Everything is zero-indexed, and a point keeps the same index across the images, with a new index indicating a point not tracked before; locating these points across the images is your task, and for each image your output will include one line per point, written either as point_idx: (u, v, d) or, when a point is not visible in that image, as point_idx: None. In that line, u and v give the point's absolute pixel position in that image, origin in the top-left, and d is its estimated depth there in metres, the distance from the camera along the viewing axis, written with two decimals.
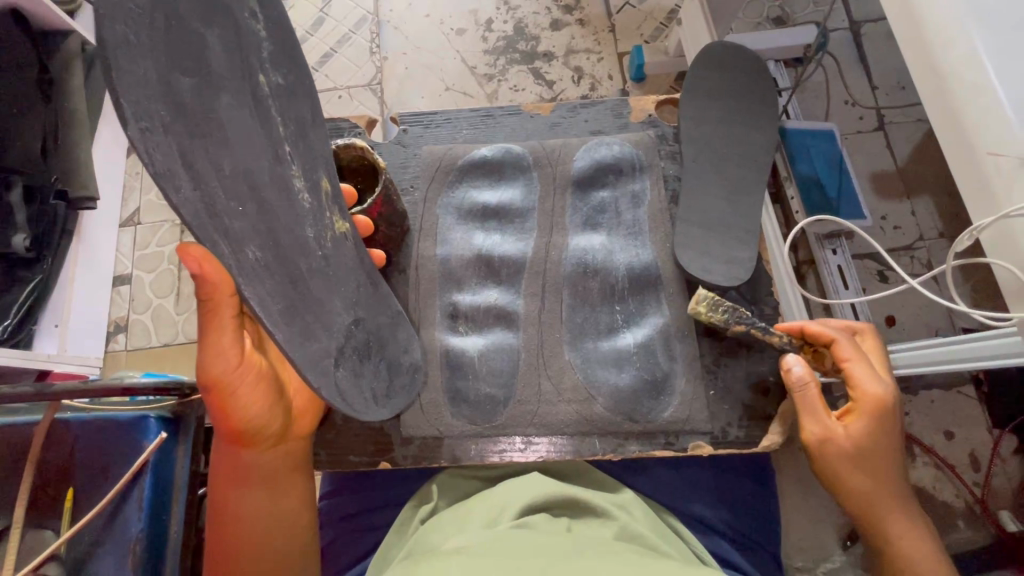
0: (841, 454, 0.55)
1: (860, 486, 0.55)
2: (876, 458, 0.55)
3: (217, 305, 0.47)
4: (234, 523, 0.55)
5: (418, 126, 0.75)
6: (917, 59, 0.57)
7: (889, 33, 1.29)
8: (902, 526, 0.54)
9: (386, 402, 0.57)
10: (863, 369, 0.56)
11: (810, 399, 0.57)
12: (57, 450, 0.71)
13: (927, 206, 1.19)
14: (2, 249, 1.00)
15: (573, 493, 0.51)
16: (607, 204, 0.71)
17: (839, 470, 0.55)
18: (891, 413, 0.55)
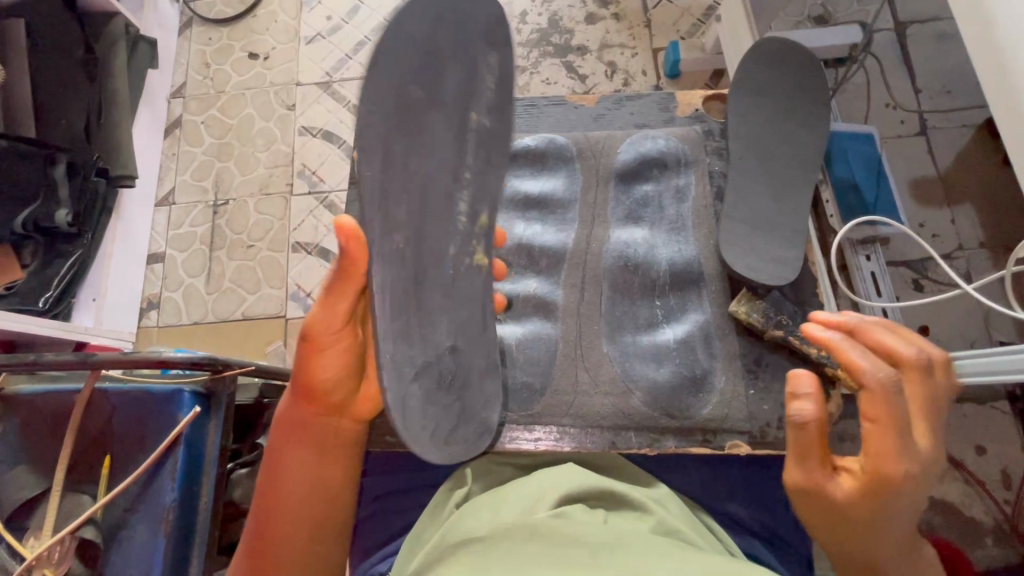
0: (819, 510, 0.50)
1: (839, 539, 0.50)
2: (867, 529, 0.49)
3: (347, 276, 0.49)
4: (277, 478, 0.56)
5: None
6: (984, 55, 0.57)
7: (936, 35, 1.25)
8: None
9: (447, 444, 0.53)
10: (883, 431, 0.48)
11: (806, 444, 0.50)
12: (97, 418, 0.73)
13: (969, 214, 1.16)
14: (46, 223, 1.04)
15: (609, 485, 0.51)
16: (650, 198, 0.70)
17: (817, 523, 0.51)
18: (901, 488, 0.47)
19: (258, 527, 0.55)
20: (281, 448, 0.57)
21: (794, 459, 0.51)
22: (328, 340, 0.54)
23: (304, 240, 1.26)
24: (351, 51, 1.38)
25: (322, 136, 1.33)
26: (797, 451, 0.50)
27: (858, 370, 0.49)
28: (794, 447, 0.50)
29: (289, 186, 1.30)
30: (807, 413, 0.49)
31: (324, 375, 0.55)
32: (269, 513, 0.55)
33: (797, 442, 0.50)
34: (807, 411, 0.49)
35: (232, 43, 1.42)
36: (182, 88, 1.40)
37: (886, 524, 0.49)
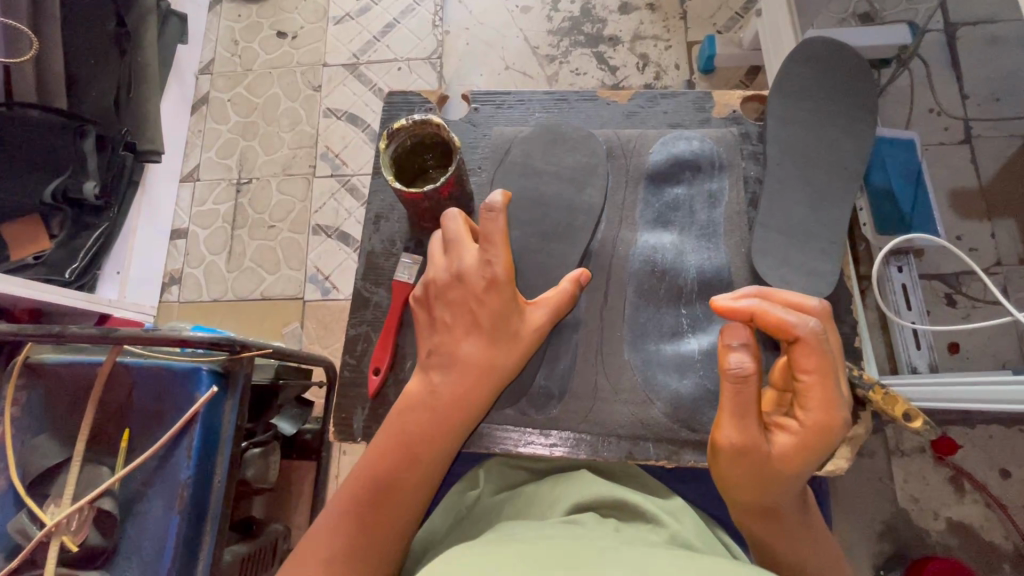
0: (746, 467, 0.47)
1: (759, 500, 0.48)
2: (784, 486, 0.47)
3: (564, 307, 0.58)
4: (416, 461, 0.54)
5: (489, 104, 0.74)
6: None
7: (988, 38, 1.19)
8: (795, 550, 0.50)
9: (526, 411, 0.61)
10: (820, 388, 0.46)
11: (737, 396, 0.46)
12: (118, 391, 0.75)
13: (1010, 229, 1.11)
14: (74, 195, 1.05)
15: (623, 496, 0.51)
16: (681, 201, 0.68)
17: (742, 484, 0.48)
18: (829, 445, 0.46)
19: (379, 499, 0.52)
20: (429, 430, 0.54)
21: (728, 416, 0.47)
22: (521, 348, 0.57)
23: (325, 223, 1.26)
24: (378, 34, 1.36)
25: (347, 119, 1.32)
26: (733, 407, 0.46)
27: (787, 323, 0.47)
28: (729, 401, 0.47)
29: (312, 168, 1.30)
30: (747, 365, 0.46)
31: (504, 382, 0.57)
32: (396, 491, 0.53)
33: (730, 397, 0.46)
34: (740, 363, 0.46)
35: (261, 21, 1.41)
36: (210, 65, 1.40)
37: (801, 480, 0.48)
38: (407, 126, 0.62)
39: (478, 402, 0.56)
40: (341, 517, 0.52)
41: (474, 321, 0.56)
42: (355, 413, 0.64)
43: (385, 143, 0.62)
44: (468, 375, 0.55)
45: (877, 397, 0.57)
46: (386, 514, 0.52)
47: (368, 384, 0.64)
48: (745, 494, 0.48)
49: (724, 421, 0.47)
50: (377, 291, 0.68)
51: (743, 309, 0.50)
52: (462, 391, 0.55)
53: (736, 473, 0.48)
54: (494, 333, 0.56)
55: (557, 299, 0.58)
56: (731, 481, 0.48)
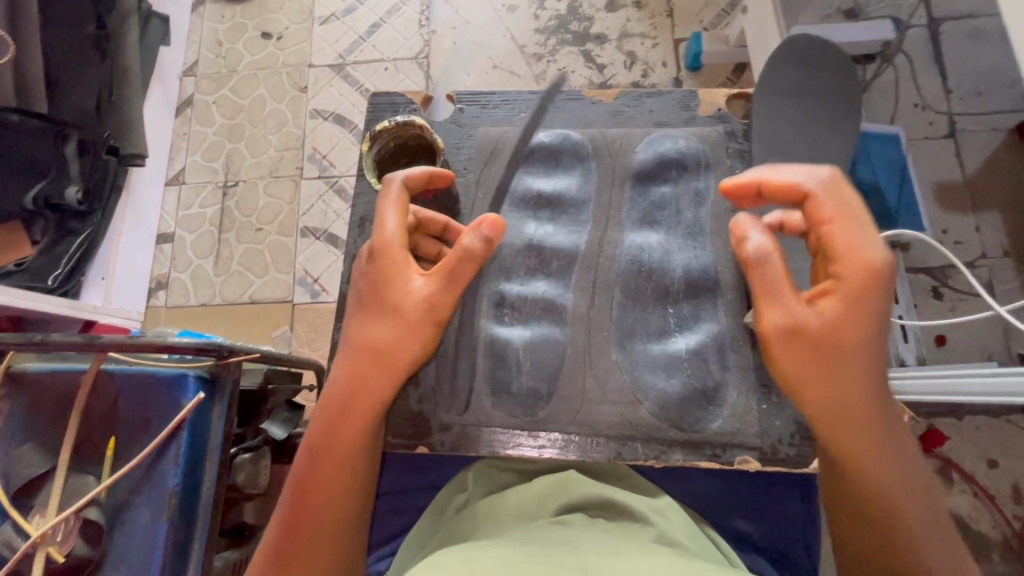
0: (797, 345, 0.46)
1: (821, 390, 0.47)
2: (846, 360, 0.46)
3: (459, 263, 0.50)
4: (319, 450, 0.51)
5: (474, 104, 0.74)
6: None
7: (970, 33, 1.20)
8: (872, 442, 0.47)
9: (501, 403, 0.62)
10: (844, 231, 0.47)
11: (767, 271, 0.47)
12: (103, 399, 0.74)
13: (993, 222, 1.12)
14: (56, 200, 1.04)
15: (611, 497, 0.52)
16: (667, 200, 0.68)
17: (800, 371, 0.47)
18: (871, 302, 0.46)
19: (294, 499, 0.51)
20: (322, 426, 0.52)
21: (764, 300, 0.47)
22: (415, 322, 0.51)
23: (312, 225, 1.25)
24: (364, 34, 1.35)
25: (334, 121, 1.31)
26: (765, 289, 0.47)
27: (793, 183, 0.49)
28: (760, 279, 0.47)
29: (298, 170, 1.28)
30: (766, 245, 0.48)
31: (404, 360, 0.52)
32: (307, 489, 0.51)
33: (759, 271, 0.47)
34: (759, 237, 0.48)
35: (245, 21, 1.40)
36: (194, 66, 1.38)
37: (865, 350, 0.46)
38: (390, 127, 0.63)
39: (371, 381, 0.51)
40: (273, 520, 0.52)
41: (362, 305, 0.53)
42: None
43: (367, 146, 0.63)
44: (354, 363, 0.52)
45: None
46: (301, 514, 0.50)
47: None
48: (802, 385, 0.47)
49: (767, 304, 0.47)
50: None
51: (748, 187, 0.52)
52: (353, 371, 0.52)
53: (792, 356, 0.47)
54: (377, 312, 0.52)
55: (451, 258, 0.50)
56: (786, 374, 0.47)
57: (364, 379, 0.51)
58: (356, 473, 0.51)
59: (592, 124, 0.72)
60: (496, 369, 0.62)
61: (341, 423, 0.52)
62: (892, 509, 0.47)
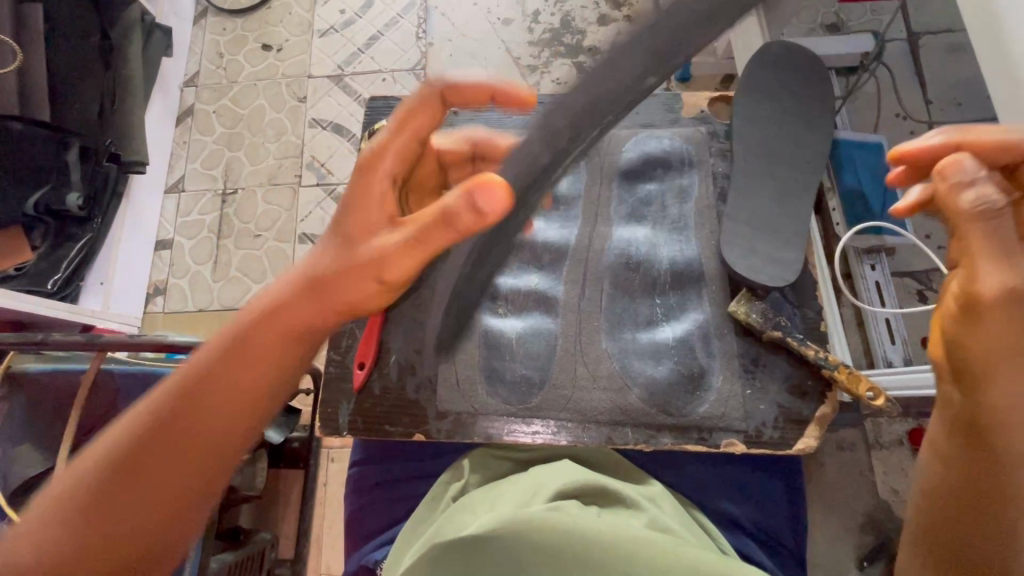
0: (1008, 326, 0.44)
1: (1010, 370, 0.45)
2: None
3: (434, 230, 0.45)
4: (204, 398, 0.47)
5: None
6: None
7: (949, 46, 1.25)
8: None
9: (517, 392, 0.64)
10: None
11: (985, 241, 0.44)
12: (104, 396, 0.75)
13: None
14: (57, 206, 1.05)
15: (602, 482, 0.54)
16: (653, 197, 0.71)
17: (1002, 338, 0.44)
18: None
19: (158, 435, 0.46)
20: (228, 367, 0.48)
21: (986, 256, 0.44)
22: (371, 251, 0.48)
23: (310, 231, 1.26)
24: (363, 45, 1.38)
25: (332, 129, 1.33)
26: (994, 248, 0.44)
27: (1002, 142, 0.47)
28: (978, 252, 0.45)
29: (297, 178, 1.30)
30: (998, 199, 0.44)
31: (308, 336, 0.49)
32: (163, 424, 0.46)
33: (979, 246, 0.45)
34: (973, 208, 0.45)
35: (246, 34, 1.43)
36: (196, 77, 1.41)
37: None
38: None
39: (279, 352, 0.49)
40: (101, 452, 0.47)
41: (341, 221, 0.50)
42: (340, 407, 0.65)
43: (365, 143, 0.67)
44: (291, 317, 0.48)
45: (842, 376, 0.59)
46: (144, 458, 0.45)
47: (353, 378, 0.66)
48: (997, 365, 0.45)
49: (978, 270, 0.44)
50: None
51: (933, 147, 0.50)
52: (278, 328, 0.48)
53: (1000, 325, 0.44)
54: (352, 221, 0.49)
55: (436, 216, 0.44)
56: (972, 350, 0.46)
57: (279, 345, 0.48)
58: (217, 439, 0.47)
59: None
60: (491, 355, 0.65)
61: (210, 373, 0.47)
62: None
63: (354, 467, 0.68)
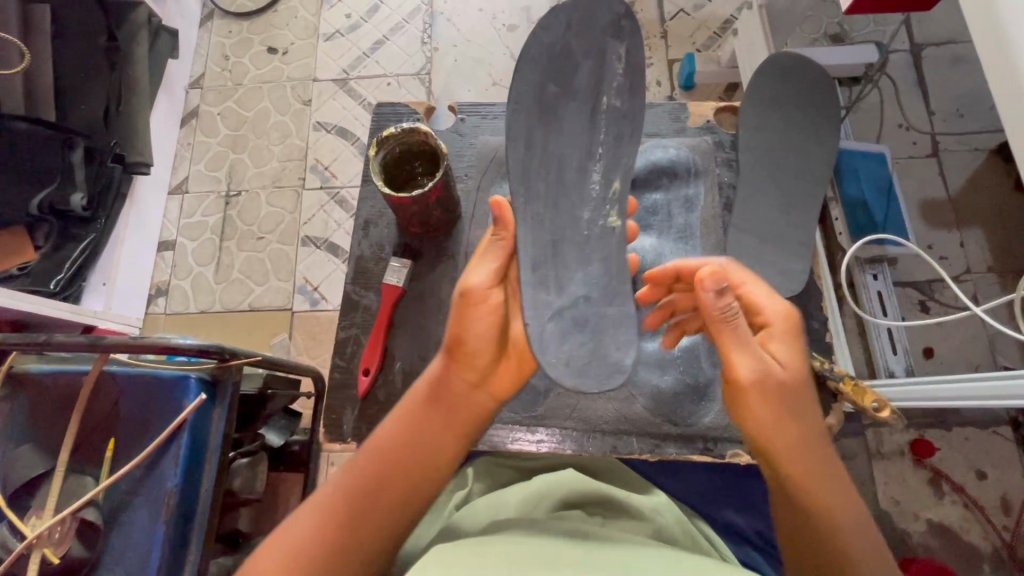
0: (762, 408, 0.50)
1: (789, 437, 0.50)
2: (803, 410, 0.51)
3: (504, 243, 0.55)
4: (401, 456, 0.53)
5: (476, 113, 0.78)
6: (978, 13, 0.56)
7: (951, 58, 1.25)
8: (836, 492, 0.49)
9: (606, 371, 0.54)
10: (756, 285, 0.54)
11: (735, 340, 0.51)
12: (104, 401, 0.74)
13: (977, 238, 1.16)
14: (60, 206, 1.05)
15: (606, 491, 0.55)
16: (659, 205, 0.70)
17: (762, 414, 0.50)
18: (807, 401, 0.51)
19: (356, 499, 0.51)
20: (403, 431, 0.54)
21: (734, 350, 0.50)
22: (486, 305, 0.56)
23: (313, 234, 1.27)
24: (368, 49, 1.39)
25: (336, 133, 1.34)
26: (733, 342, 0.50)
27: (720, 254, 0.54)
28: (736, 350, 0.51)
29: (301, 181, 1.31)
30: (733, 304, 0.49)
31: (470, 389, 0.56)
32: (363, 483, 0.52)
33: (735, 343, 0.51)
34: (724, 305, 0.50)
35: (251, 37, 1.44)
36: (201, 79, 1.42)
37: (807, 397, 0.51)
38: (396, 134, 0.65)
39: (453, 405, 0.56)
40: (303, 526, 0.49)
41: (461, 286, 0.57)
42: (344, 412, 0.66)
43: (374, 150, 0.65)
44: (454, 379, 0.55)
45: (848, 388, 0.59)
46: (355, 514, 0.50)
47: (358, 384, 0.66)
48: (772, 440, 0.50)
49: (733, 364, 0.50)
50: (368, 295, 0.70)
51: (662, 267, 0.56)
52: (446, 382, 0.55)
53: (763, 403, 0.50)
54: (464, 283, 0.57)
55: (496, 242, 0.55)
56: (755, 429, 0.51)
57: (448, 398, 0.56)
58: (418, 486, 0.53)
59: None
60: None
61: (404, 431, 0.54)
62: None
63: None
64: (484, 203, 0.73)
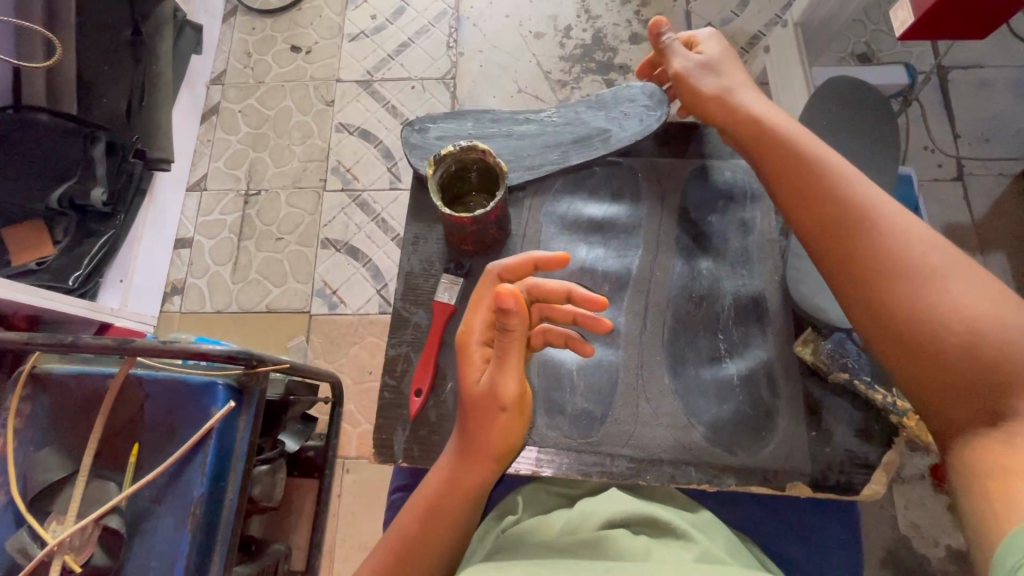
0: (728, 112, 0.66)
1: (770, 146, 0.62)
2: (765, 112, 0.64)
3: (517, 342, 0.54)
4: (440, 514, 0.55)
5: (500, 133, 0.77)
6: None
7: (978, 82, 1.25)
8: (829, 189, 0.57)
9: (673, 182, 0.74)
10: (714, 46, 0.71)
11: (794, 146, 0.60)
12: (128, 405, 0.73)
13: (1002, 264, 1.15)
14: (81, 201, 1.03)
15: (651, 512, 0.54)
16: (714, 228, 0.72)
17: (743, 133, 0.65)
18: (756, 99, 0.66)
19: (406, 548, 0.54)
20: (440, 497, 0.56)
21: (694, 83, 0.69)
22: (502, 379, 0.54)
23: (334, 236, 1.25)
24: (393, 52, 1.38)
25: (359, 135, 1.32)
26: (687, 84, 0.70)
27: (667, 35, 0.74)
28: (780, 149, 0.61)
29: (322, 182, 1.29)
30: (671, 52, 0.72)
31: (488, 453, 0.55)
32: (412, 533, 0.55)
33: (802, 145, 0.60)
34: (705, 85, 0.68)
35: (275, 34, 1.42)
36: (222, 75, 1.40)
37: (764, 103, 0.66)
38: (453, 152, 0.65)
39: (475, 472, 0.56)
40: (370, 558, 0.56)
41: (469, 357, 0.57)
42: (395, 434, 0.64)
43: (432, 169, 0.65)
44: (478, 452, 0.55)
45: (910, 422, 0.59)
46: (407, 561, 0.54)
47: (409, 405, 0.65)
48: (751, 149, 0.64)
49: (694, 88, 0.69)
50: (416, 312, 0.69)
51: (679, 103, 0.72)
52: (466, 447, 0.56)
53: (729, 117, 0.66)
54: (466, 358, 0.57)
55: (517, 339, 0.54)
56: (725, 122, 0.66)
57: (472, 468, 0.55)
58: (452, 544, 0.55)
59: (637, 156, 0.76)
60: (550, 386, 0.65)
61: (438, 486, 0.56)
62: (924, 268, 0.50)
63: (399, 491, 0.66)
64: (535, 221, 0.73)
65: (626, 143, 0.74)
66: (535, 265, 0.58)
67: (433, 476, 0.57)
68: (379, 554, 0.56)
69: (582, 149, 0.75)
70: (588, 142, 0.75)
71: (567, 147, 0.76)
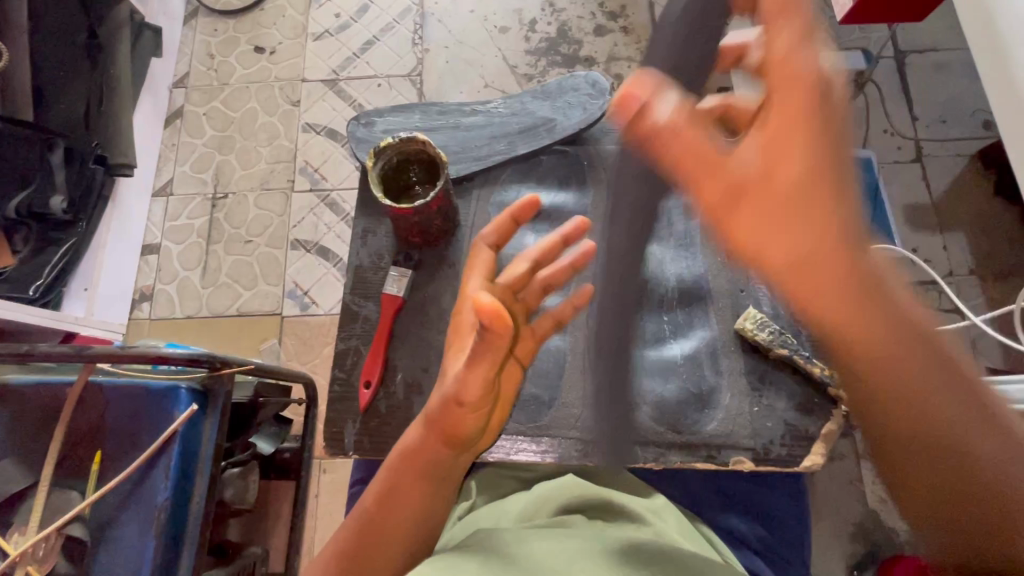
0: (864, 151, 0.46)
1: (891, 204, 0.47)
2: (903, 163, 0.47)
3: (496, 345, 0.51)
4: (398, 498, 0.55)
5: (447, 125, 0.78)
6: None
7: (934, 65, 1.28)
8: None
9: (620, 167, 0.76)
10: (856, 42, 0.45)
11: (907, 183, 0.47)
12: (90, 412, 0.72)
13: (960, 242, 1.18)
14: (39, 209, 1.01)
15: (608, 497, 0.56)
16: (659, 213, 0.74)
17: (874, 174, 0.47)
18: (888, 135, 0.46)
19: (364, 531, 0.54)
20: (398, 480, 0.55)
21: None
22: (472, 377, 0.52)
23: (304, 237, 1.24)
24: (358, 50, 1.37)
25: (326, 134, 1.32)
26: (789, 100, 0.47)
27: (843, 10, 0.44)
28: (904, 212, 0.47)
29: (290, 182, 1.28)
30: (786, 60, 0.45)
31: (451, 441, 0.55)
32: (373, 515, 0.55)
33: None
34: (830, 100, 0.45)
35: (238, 35, 1.41)
36: (185, 78, 1.39)
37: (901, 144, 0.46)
38: (393, 143, 0.66)
39: (438, 457, 0.55)
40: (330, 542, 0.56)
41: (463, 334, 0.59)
42: (346, 427, 0.65)
43: (372, 161, 0.66)
44: (443, 440, 0.55)
45: None
46: (364, 546, 0.53)
47: (359, 397, 0.65)
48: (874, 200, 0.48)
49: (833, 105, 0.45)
50: (366, 304, 0.69)
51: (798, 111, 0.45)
52: (431, 438, 0.55)
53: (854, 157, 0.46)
54: (456, 336, 0.60)
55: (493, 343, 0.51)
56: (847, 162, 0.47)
57: (433, 453, 0.55)
58: (410, 533, 0.54)
59: (588, 146, 0.77)
60: None
61: (397, 470, 0.56)
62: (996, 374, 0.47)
63: (357, 486, 0.66)
64: (484, 210, 0.74)
65: (570, 132, 0.76)
66: (515, 220, 0.61)
67: (395, 456, 0.57)
68: (339, 536, 0.56)
69: (529, 138, 0.77)
70: (534, 132, 0.77)
71: (514, 137, 0.77)
